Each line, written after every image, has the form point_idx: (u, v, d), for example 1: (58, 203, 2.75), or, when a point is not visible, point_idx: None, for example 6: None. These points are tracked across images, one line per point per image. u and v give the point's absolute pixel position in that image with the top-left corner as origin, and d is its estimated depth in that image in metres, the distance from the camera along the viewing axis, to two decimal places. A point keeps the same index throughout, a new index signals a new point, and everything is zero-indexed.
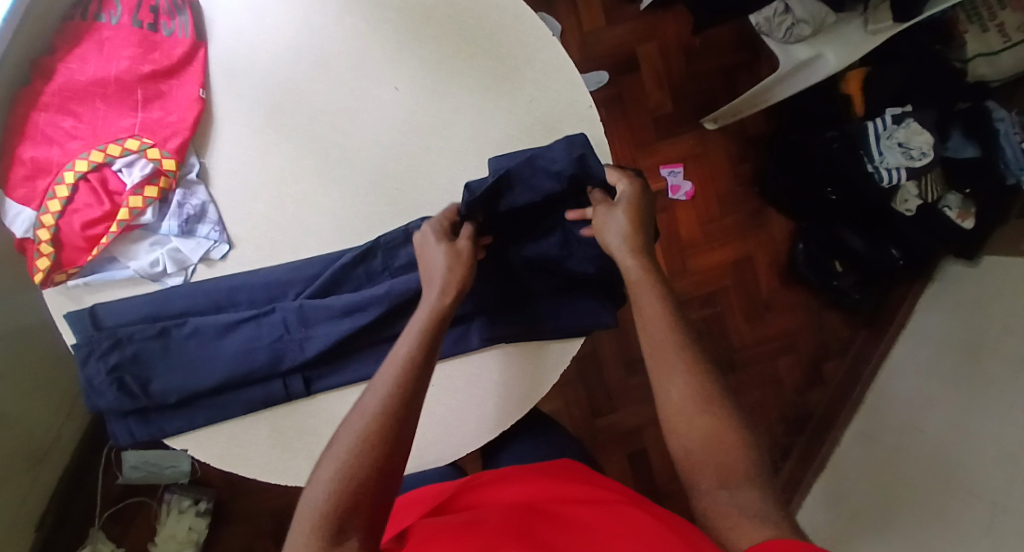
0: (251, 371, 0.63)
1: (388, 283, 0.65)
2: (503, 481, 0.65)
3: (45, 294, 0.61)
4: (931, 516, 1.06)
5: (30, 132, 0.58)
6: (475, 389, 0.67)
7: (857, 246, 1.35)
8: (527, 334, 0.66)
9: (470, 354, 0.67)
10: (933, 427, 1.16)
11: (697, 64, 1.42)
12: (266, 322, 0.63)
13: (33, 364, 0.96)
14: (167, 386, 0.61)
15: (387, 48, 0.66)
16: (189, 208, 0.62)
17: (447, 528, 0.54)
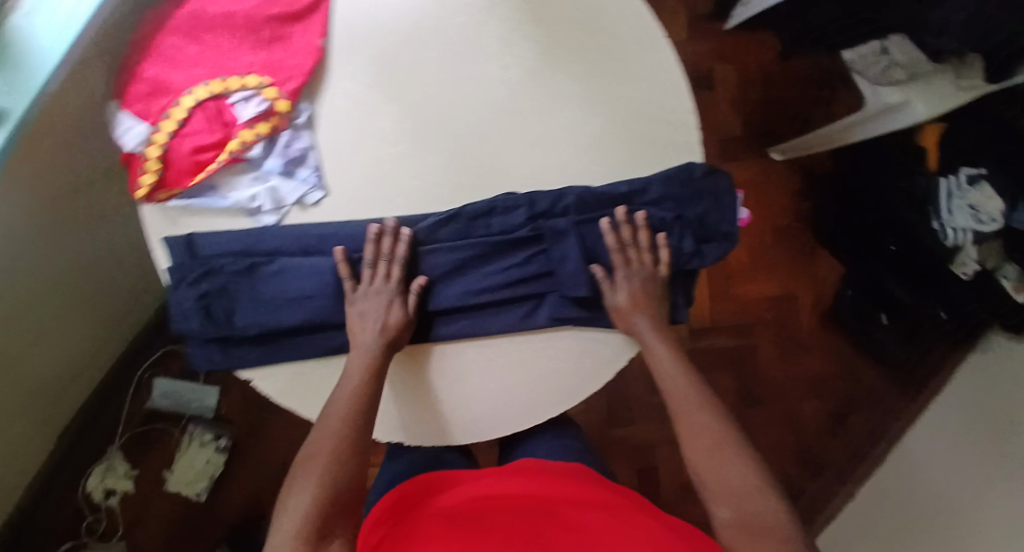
0: (330, 316, 0.65)
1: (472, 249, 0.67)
2: (510, 471, 0.67)
3: (145, 211, 0.63)
4: None
5: (156, 52, 0.60)
6: (526, 369, 0.68)
7: (902, 299, 1.30)
8: (592, 318, 0.69)
9: (535, 331, 0.69)
10: (956, 494, 1.14)
11: (773, 93, 1.41)
12: (349, 269, 0.65)
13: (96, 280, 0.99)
14: (248, 320, 0.63)
15: (502, 26, 0.66)
16: (293, 150, 0.63)
17: (460, 527, 0.58)
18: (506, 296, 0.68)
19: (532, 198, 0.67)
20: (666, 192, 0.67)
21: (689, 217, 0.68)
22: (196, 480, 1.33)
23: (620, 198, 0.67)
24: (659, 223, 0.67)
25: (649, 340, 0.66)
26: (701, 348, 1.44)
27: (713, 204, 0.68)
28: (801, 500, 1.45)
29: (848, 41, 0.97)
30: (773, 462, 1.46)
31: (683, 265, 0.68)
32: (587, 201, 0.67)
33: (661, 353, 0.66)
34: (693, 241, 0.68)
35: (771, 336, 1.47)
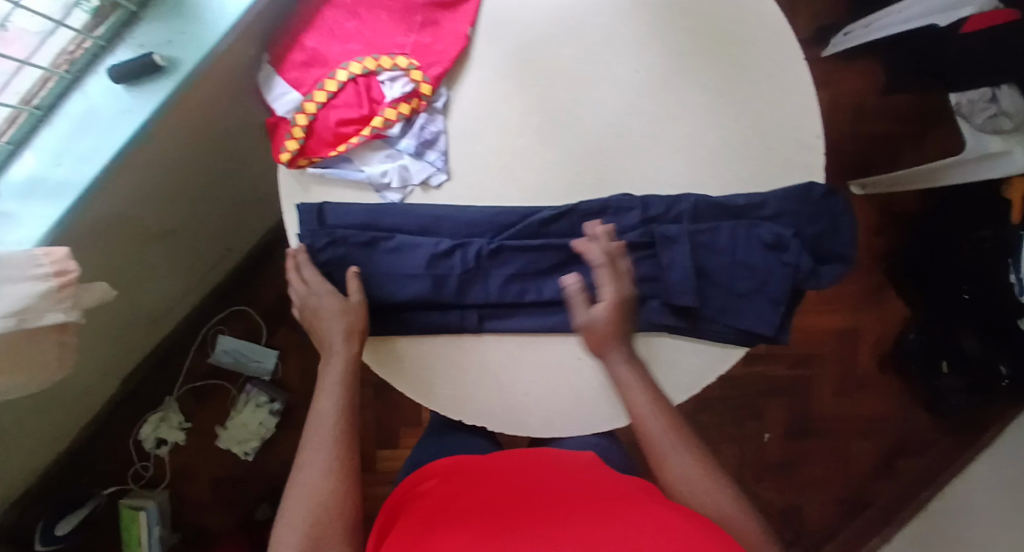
0: (438, 296, 0.67)
1: (580, 245, 0.67)
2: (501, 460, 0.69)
3: (283, 176, 0.66)
4: None
5: (318, 25, 0.64)
6: (611, 372, 0.69)
7: (970, 349, 1.29)
8: (691, 327, 0.68)
9: (630, 332, 0.69)
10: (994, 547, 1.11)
11: (862, 125, 1.40)
12: (461, 254, 0.67)
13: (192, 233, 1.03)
14: (363, 290, 0.67)
15: (643, 31, 0.68)
16: (427, 133, 0.65)
17: (456, 513, 0.59)
18: (606, 294, 0.68)
19: (646, 201, 0.67)
20: (783, 209, 0.67)
21: (806, 236, 0.67)
22: (248, 440, 1.35)
23: (736, 210, 0.67)
24: (773, 239, 0.66)
25: (620, 369, 0.65)
26: (754, 373, 1.44)
27: (832, 227, 0.68)
28: (834, 539, 1.43)
29: (954, 82, 0.97)
30: (810, 498, 1.45)
31: (798, 284, 0.66)
32: (701, 209, 0.67)
33: (633, 383, 0.65)
34: (811, 261, 0.66)
35: (827, 370, 1.45)
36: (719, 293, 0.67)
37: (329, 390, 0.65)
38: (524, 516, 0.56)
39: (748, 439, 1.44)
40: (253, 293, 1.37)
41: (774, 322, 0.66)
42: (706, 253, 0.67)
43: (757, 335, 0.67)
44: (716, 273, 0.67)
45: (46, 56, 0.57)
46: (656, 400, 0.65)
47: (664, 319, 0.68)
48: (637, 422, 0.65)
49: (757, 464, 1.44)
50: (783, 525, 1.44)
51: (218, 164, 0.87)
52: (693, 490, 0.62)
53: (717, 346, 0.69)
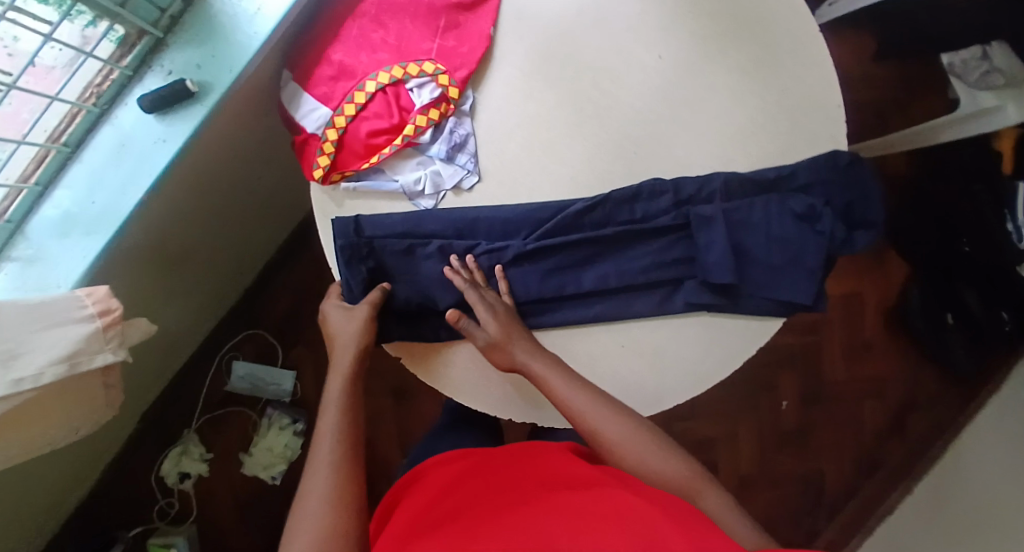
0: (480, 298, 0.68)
1: (616, 234, 0.68)
2: (486, 456, 0.70)
3: (315, 191, 0.66)
4: None
5: (342, 37, 0.63)
6: (654, 358, 0.69)
7: (971, 305, 1.34)
8: (729, 304, 0.68)
9: (672, 316, 0.69)
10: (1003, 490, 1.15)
11: (851, 93, 1.43)
12: (500, 255, 0.68)
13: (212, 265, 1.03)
14: (408, 294, 0.67)
15: (662, 18, 0.69)
16: (457, 136, 0.66)
17: (436, 515, 0.59)
18: (645, 280, 0.69)
19: (677, 183, 0.68)
20: (813, 180, 0.68)
21: (836, 204, 0.68)
22: (274, 463, 1.33)
23: (767, 185, 0.68)
24: (806, 209, 0.67)
25: (528, 365, 0.64)
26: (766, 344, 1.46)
27: (859, 193, 0.69)
28: (855, 498, 1.47)
29: (943, 43, 1.00)
30: (828, 461, 1.48)
31: (833, 251, 0.68)
32: (732, 186, 0.68)
33: (545, 371, 0.63)
34: (843, 228, 0.68)
35: (836, 335, 1.48)
36: (757, 268, 0.68)
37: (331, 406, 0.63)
38: (490, 510, 0.57)
39: (764, 410, 1.47)
40: (265, 315, 1.36)
41: (813, 292, 0.67)
42: (741, 231, 0.68)
43: (795, 306, 0.68)
44: (753, 249, 0.68)
45: (73, 91, 0.56)
46: (582, 387, 0.63)
47: (704, 299, 0.68)
48: (567, 407, 0.62)
49: (776, 434, 1.47)
50: (805, 490, 1.47)
51: (234, 186, 0.86)
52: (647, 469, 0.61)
53: (760, 321, 0.69)
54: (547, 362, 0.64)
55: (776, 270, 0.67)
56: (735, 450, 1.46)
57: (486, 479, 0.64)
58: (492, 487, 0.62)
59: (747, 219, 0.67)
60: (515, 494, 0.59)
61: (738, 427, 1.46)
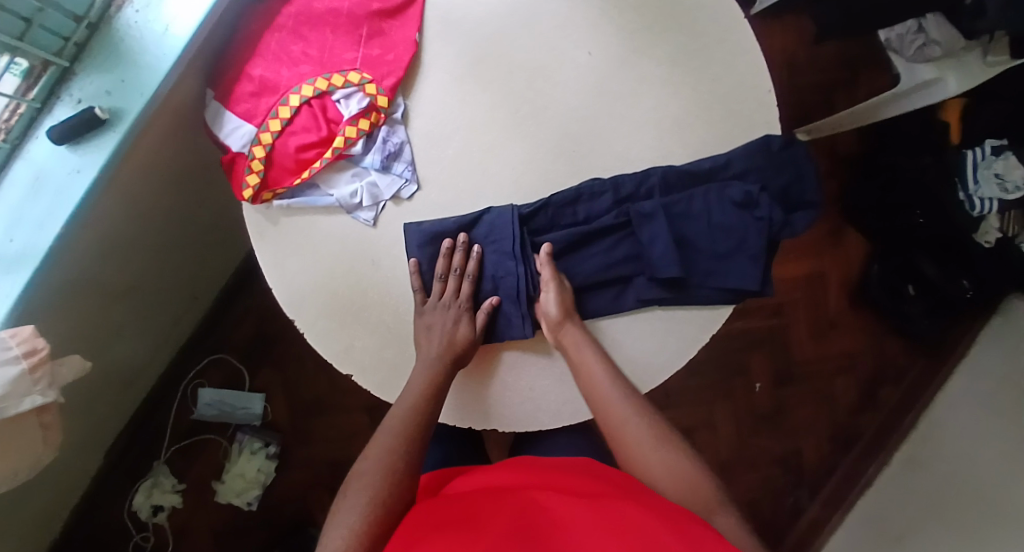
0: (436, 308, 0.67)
1: (561, 237, 0.67)
2: (505, 467, 0.71)
3: (248, 210, 0.64)
4: (969, 540, 1.10)
5: (262, 52, 0.62)
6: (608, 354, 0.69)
7: (930, 273, 1.37)
8: (679, 297, 0.68)
9: (623, 314, 0.69)
10: (987, 458, 1.20)
11: (797, 77, 1.45)
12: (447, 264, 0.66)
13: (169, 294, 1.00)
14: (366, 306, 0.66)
15: (589, 14, 0.68)
16: (390, 145, 0.64)
17: (453, 513, 0.60)
18: (592, 280, 0.68)
19: (616, 181, 0.67)
20: (748, 167, 0.68)
21: (773, 187, 0.68)
22: (247, 490, 1.30)
23: (705, 174, 0.68)
24: (744, 197, 0.67)
25: (571, 346, 0.65)
26: (735, 329, 1.48)
27: (795, 174, 0.68)
28: (834, 474, 1.48)
29: (881, 22, 1.01)
30: (805, 439, 1.49)
31: (774, 235, 0.67)
32: (670, 180, 0.67)
33: (588, 356, 0.65)
34: (781, 211, 0.67)
35: (802, 315, 1.50)
36: (703, 257, 0.67)
37: (397, 409, 0.64)
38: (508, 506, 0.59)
39: (738, 394, 1.47)
40: (227, 339, 1.33)
41: (758, 276, 0.66)
42: (684, 221, 0.67)
43: (743, 292, 0.67)
44: (697, 239, 0.67)
45: None
46: (615, 375, 0.65)
47: (653, 293, 0.67)
48: (595, 396, 0.65)
49: (752, 417, 1.48)
50: (784, 470, 1.47)
51: (172, 212, 0.84)
52: (654, 461, 0.64)
53: (709, 309, 0.69)
54: (594, 349, 0.66)
55: (720, 260, 0.67)
56: (714, 437, 1.47)
57: (506, 486, 0.65)
58: (510, 487, 0.64)
59: (688, 208, 0.67)
60: (530, 493, 0.61)
61: (714, 413, 1.47)
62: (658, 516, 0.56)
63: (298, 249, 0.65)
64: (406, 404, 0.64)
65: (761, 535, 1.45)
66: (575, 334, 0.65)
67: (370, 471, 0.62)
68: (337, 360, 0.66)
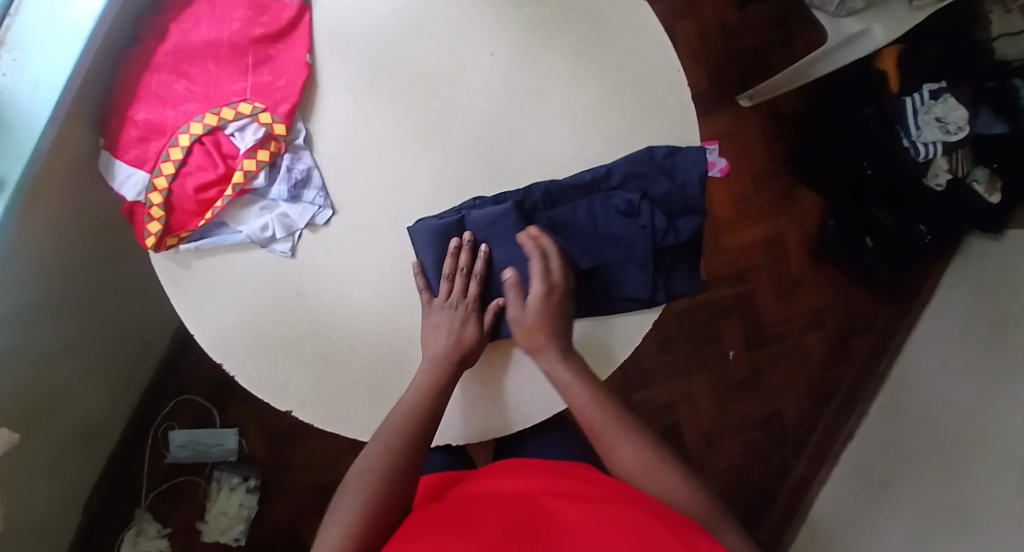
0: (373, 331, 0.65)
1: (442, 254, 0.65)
2: (508, 470, 0.69)
3: (156, 258, 0.62)
4: (957, 481, 1.11)
5: (143, 94, 0.59)
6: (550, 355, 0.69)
7: (886, 222, 1.37)
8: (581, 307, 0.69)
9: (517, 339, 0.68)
10: (963, 396, 1.21)
11: (732, 42, 1.45)
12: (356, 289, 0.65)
13: (117, 342, 0.98)
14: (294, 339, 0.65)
15: (484, 14, 0.67)
16: (297, 173, 0.63)
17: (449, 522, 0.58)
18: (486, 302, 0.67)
19: (497, 198, 0.66)
20: (630, 175, 0.67)
21: (656, 194, 0.67)
22: (232, 526, 1.27)
23: (587, 186, 0.67)
24: (626, 205, 0.66)
25: (551, 370, 0.65)
26: (701, 301, 1.47)
27: (677, 183, 0.68)
28: (817, 429, 1.49)
29: None
30: (784, 399, 1.49)
31: (659, 243, 0.67)
32: (554, 194, 0.66)
33: (568, 383, 0.65)
34: (664, 217, 0.67)
35: (765, 278, 1.49)
36: (593, 268, 0.68)
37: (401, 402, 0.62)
38: (512, 509, 0.58)
39: (713, 364, 1.47)
40: (192, 377, 1.31)
41: (648, 283, 0.66)
42: (570, 234, 0.67)
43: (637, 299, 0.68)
44: (585, 250, 0.68)
45: None
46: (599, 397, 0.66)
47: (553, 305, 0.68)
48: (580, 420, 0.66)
49: (728, 385, 1.47)
50: (767, 432, 1.48)
51: (89, 260, 0.80)
52: (640, 473, 0.65)
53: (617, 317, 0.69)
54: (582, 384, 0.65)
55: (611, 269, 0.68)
56: (701, 409, 1.46)
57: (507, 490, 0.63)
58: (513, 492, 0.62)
59: (574, 219, 0.67)
60: (531, 497, 0.61)
61: (692, 386, 1.46)
62: (662, 523, 0.55)
63: (215, 291, 0.64)
64: (409, 399, 0.62)
65: (753, 499, 1.46)
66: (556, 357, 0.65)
67: (370, 458, 0.61)
68: (273, 398, 0.65)
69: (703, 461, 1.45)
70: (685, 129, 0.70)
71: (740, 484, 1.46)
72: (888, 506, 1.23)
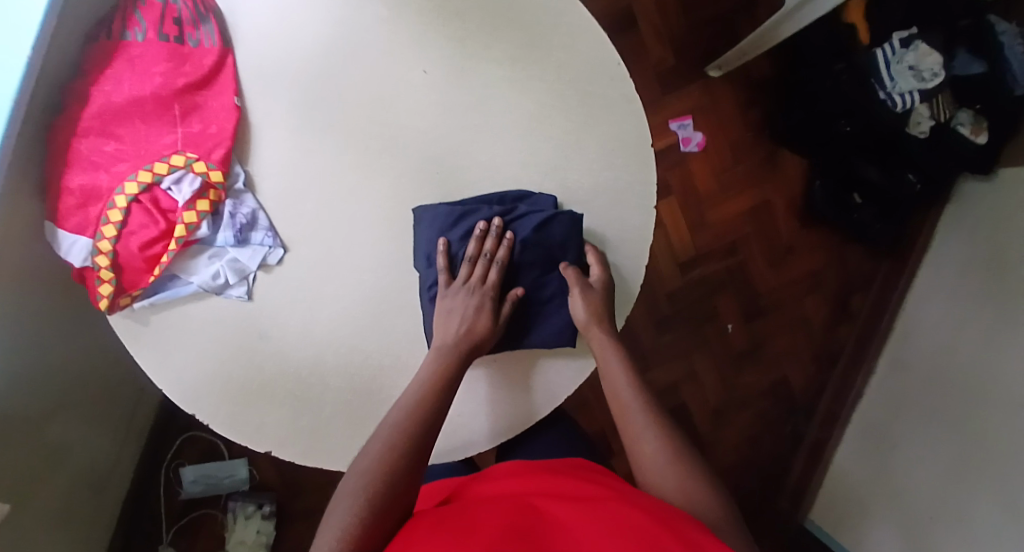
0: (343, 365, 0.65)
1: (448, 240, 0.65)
2: (507, 473, 0.67)
3: (113, 317, 0.63)
4: (971, 433, 1.09)
5: (74, 160, 0.58)
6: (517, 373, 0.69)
7: (873, 177, 1.34)
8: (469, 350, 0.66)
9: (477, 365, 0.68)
10: (968, 345, 1.18)
11: (695, 13, 1.42)
12: (317, 325, 0.65)
13: (111, 391, 0.99)
14: (266, 382, 0.65)
15: (412, 32, 0.66)
16: (241, 217, 0.63)
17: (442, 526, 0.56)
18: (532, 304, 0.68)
19: (502, 194, 0.67)
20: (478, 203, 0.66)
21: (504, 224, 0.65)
22: None
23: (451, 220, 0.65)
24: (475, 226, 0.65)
25: (602, 349, 0.67)
26: (694, 279, 1.44)
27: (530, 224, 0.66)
28: (825, 394, 1.47)
29: None
30: (789, 367, 1.46)
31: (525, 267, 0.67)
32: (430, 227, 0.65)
33: (608, 355, 0.67)
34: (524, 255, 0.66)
35: (757, 248, 1.46)
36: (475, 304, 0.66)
37: (399, 404, 0.61)
38: (500, 515, 0.56)
39: (712, 339, 1.44)
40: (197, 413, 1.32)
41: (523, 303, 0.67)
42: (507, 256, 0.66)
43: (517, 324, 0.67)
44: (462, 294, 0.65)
45: None
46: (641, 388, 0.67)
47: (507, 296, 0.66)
48: (610, 395, 0.68)
49: (731, 356, 1.45)
50: (776, 400, 1.46)
51: (57, 316, 0.80)
52: (662, 464, 0.63)
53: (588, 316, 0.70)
54: (620, 358, 0.68)
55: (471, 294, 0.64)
56: (712, 382, 1.45)
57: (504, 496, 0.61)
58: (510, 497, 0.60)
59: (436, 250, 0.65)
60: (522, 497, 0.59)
61: (695, 364, 1.44)
62: (654, 520, 0.53)
63: (176, 344, 0.64)
64: (409, 396, 0.61)
65: (766, 470, 1.44)
66: (605, 340, 0.67)
67: (368, 458, 0.58)
68: (249, 441, 0.65)
69: (713, 438, 1.43)
70: (633, 123, 0.69)
71: (753, 456, 1.45)
72: (902, 466, 1.21)
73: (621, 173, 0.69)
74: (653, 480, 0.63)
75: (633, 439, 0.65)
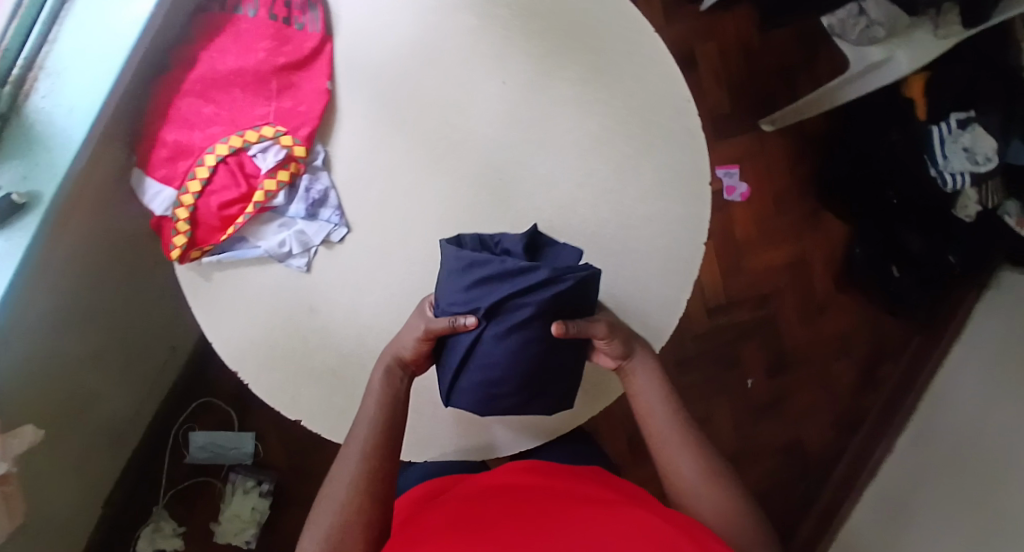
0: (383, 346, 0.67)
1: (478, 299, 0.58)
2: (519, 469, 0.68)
3: (180, 268, 0.66)
4: (986, 520, 1.06)
5: (173, 117, 0.62)
6: None
7: (915, 248, 1.32)
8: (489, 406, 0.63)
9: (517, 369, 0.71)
10: (993, 431, 1.15)
11: (755, 66, 1.45)
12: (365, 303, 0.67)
13: (147, 343, 1.01)
14: (310, 352, 0.67)
15: (495, 44, 0.69)
16: (314, 193, 0.66)
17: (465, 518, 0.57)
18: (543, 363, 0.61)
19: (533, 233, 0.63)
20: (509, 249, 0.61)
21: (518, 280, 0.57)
22: (244, 529, 1.28)
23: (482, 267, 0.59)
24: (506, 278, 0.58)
25: (641, 375, 0.67)
26: (720, 324, 1.44)
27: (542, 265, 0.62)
28: (841, 461, 1.45)
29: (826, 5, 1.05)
30: (806, 428, 1.45)
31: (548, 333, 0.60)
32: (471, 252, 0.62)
33: (645, 380, 0.67)
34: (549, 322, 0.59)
35: (788, 303, 1.47)
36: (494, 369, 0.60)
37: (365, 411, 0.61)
38: (519, 510, 0.57)
39: (731, 388, 1.44)
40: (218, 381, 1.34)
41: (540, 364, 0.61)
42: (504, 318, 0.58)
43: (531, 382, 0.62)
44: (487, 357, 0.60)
45: None
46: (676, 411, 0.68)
47: (494, 350, 0.59)
48: (647, 421, 0.68)
49: (749, 409, 1.44)
50: (789, 460, 1.44)
51: (118, 262, 0.83)
52: (702, 487, 0.64)
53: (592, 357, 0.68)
54: (659, 381, 0.68)
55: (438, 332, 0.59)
56: (727, 431, 1.43)
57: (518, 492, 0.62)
58: (527, 494, 0.61)
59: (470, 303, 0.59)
60: (539, 498, 0.60)
61: (711, 410, 1.43)
62: (674, 526, 0.54)
63: (233, 304, 0.66)
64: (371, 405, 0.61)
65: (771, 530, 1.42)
66: (645, 364, 0.67)
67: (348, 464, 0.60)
68: (283, 409, 0.66)
69: None
70: (693, 158, 0.71)
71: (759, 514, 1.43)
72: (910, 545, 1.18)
73: (676, 204, 0.71)
74: (695, 502, 0.64)
75: (673, 464, 0.66)
